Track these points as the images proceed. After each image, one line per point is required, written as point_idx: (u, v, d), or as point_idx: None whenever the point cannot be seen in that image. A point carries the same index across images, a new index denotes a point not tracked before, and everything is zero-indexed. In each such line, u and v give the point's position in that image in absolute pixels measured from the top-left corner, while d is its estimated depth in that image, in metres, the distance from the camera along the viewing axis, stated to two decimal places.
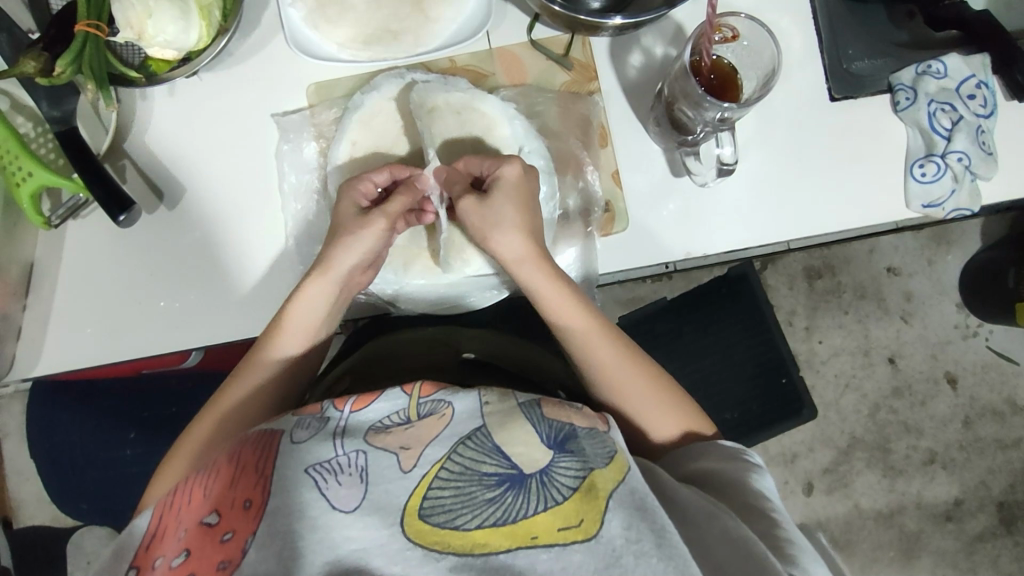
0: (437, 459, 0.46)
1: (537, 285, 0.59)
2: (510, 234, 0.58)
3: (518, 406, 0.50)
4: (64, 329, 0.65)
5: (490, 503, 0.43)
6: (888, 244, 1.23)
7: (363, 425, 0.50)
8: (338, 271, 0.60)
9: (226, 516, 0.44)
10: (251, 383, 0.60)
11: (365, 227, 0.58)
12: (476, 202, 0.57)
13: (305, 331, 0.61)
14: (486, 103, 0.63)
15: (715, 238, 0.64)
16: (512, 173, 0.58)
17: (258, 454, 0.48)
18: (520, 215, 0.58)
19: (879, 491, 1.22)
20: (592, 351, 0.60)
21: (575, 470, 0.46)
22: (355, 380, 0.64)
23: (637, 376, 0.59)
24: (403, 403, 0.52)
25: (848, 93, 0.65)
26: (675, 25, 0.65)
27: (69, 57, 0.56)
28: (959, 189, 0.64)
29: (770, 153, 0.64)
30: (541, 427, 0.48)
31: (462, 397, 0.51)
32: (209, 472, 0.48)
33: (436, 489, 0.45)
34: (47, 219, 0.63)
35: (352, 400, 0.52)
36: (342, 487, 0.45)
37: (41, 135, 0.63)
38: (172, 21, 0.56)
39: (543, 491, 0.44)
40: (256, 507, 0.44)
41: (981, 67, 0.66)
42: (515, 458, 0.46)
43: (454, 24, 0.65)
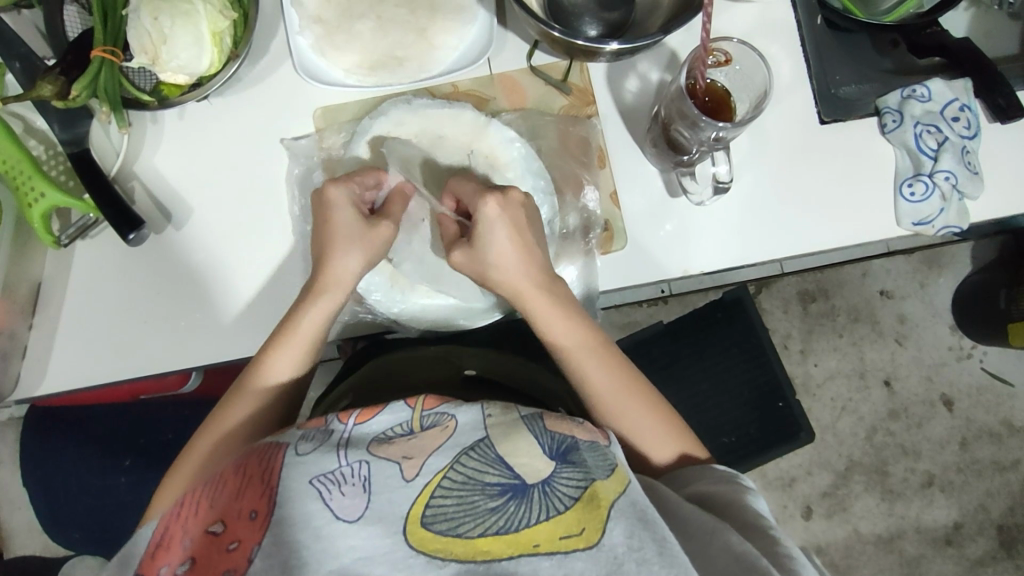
0: (440, 468, 0.47)
1: (539, 310, 0.61)
2: (508, 264, 0.59)
3: (521, 418, 0.51)
4: (69, 348, 0.65)
5: (493, 511, 0.44)
6: (880, 267, 1.25)
7: (368, 436, 0.50)
8: (346, 277, 0.60)
9: (233, 526, 0.45)
10: (246, 407, 0.60)
11: (371, 236, 0.59)
12: (467, 250, 0.59)
13: (311, 343, 0.61)
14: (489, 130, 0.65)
15: (711, 256, 0.65)
16: (490, 211, 0.58)
17: (262, 466, 0.48)
18: (513, 246, 0.59)
19: (879, 515, 1.22)
20: (597, 376, 0.60)
21: (577, 480, 0.46)
22: (358, 398, 0.65)
23: (642, 400, 0.60)
24: (407, 416, 0.52)
25: (837, 116, 0.67)
26: (669, 52, 0.67)
27: (85, 81, 0.59)
28: (947, 207, 0.65)
29: (763, 174, 0.66)
30: (542, 438, 0.49)
31: (465, 409, 0.52)
32: (216, 483, 0.48)
33: (438, 497, 0.45)
34: (57, 238, 0.63)
35: (356, 413, 0.52)
36: (346, 497, 0.45)
37: (53, 157, 0.64)
38: (184, 46, 0.58)
39: (546, 500, 0.45)
40: (261, 517, 0.45)
41: (964, 91, 0.68)
42: (519, 468, 0.46)
43: (455, 51, 0.67)
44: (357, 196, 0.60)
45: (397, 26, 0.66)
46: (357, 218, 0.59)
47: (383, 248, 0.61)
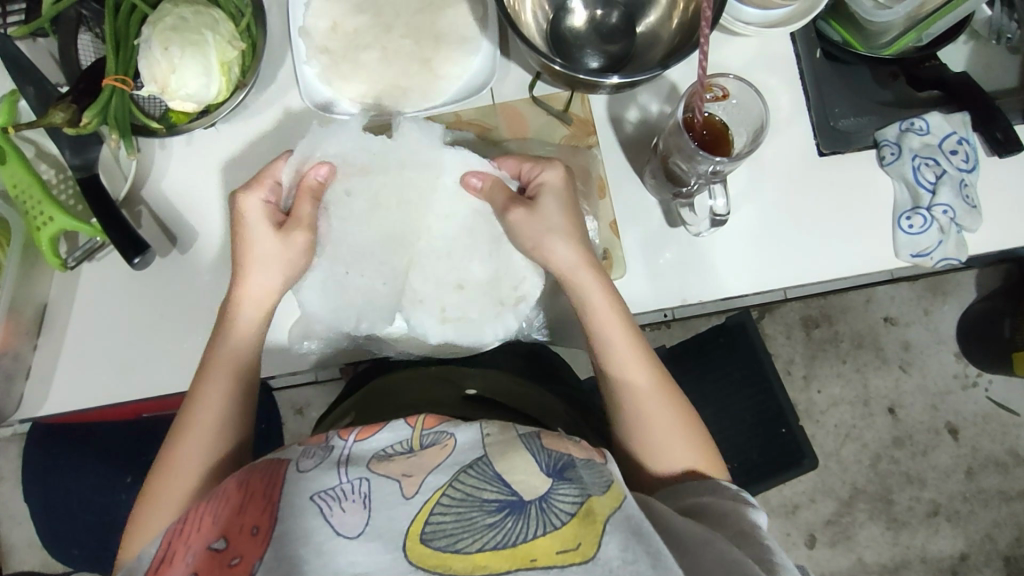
0: (439, 485, 0.46)
1: (593, 294, 0.61)
2: (566, 241, 0.60)
3: (518, 437, 0.51)
4: (73, 369, 0.66)
5: (491, 527, 0.44)
6: (884, 294, 1.25)
7: (367, 453, 0.51)
8: (253, 290, 0.61)
9: (236, 540, 0.45)
10: (196, 440, 0.58)
11: (291, 252, 0.61)
12: (527, 211, 0.60)
13: (237, 363, 0.61)
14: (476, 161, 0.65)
15: (714, 286, 0.66)
16: (554, 176, 0.61)
17: (266, 481, 0.49)
18: (567, 222, 0.61)
19: (884, 544, 1.20)
20: (633, 379, 0.61)
21: (573, 495, 0.46)
22: (359, 414, 0.65)
23: (670, 409, 0.61)
24: (407, 434, 0.52)
25: (836, 148, 0.68)
26: (669, 84, 0.68)
27: (96, 109, 0.60)
28: (946, 239, 0.66)
29: (762, 206, 0.67)
30: (539, 455, 0.49)
31: (464, 428, 0.52)
32: (218, 500, 0.49)
33: (437, 514, 0.45)
34: (64, 260, 0.64)
35: (356, 431, 0.53)
36: (347, 513, 0.45)
37: (63, 181, 0.66)
38: (193, 76, 0.59)
39: (543, 516, 0.44)
40: (264, 532, 0.45)
41: (962, 125, 0.69)
42: (516, 484, 0.46)
43: (458, 81, 0.68)
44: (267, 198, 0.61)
45: (403, 57, 0.68)
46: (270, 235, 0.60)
47: (304, 257, 0.61)
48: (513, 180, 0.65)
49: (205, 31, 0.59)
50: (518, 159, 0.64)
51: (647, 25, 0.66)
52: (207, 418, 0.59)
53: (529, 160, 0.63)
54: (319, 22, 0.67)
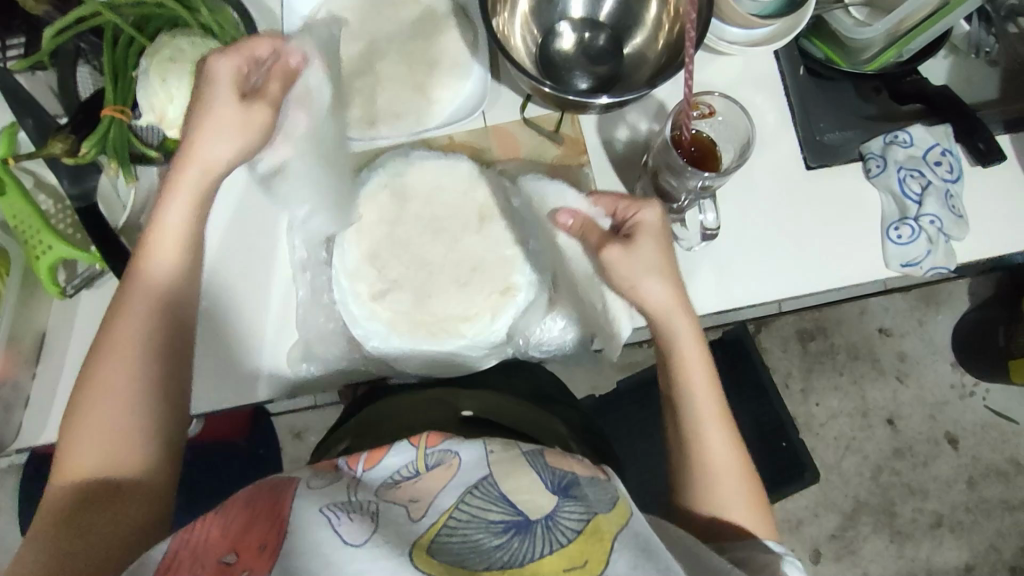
0: (445, 507, 0.46)
1: (683, 337, 0.59)
2: (660, 280, 0.57)
3: (523, 454, 0.52)
4: (70, 397, 0.66)
5: (497, 549, 0.43)
6: (878, 305, 1.26)
7: (375, 480, 0.50)
8: (203, 157, 0.56)
9: (243, 555, 0.44)
10: (124, 339, 0.54)
11: (248, 130, 0.56)
12: (622, 248, 0.57)
13: (180, 246, 0.57)
14: (567, 198, 0.64)
15: (709, 301, 0.66)
16: (653, 218, 0.58)
17: (275, 499, 0.48)
18: (662, 261, 0.58)
19: (889, 557, 1.20)
20: (709, 438, 0.59)
21: (580, 513, 0.46)
22: (354, 439, 0.63)
23: (740, 473, 0.59)
24: (412, 455, 0.51)
25: (824, 161, 0.69)
26: (657, 104, 0.70)
27: (95, 139, 0.61)
28: (934, 249, 0.66)
29: (751, 221, 0.68)
30: (545, 474, 0.49)
31: (468, 446, 0.51)
32: (222, 510, 0.47)
33: (444, 535, 0.44)
34: (63, 287, 0.66)
35: (363, 458, 0.52)
36: (354, 523, 0.44)
37: (62, 211, 0.67)
38: (189, 105, 0.61)
39: (549, 534, 0.44)
40: (271, 549, 0.44)
41: (944, 136, 0.70)
42: (521, 504, 0.46)
43: (449, 104, 0.69)
44: (241, 69, 0.56)
45: (396, 82, 0.69)
46: (230, 98, 0.55)
47: (262, 134, 0.57)
48: (606, 217, 0.61)
49: (201, 61, 0.60)
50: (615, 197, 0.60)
51: (634, 47, 0.68)
52: (134, 323, 0.55)
53: (626, 198, 0.60)
54: None
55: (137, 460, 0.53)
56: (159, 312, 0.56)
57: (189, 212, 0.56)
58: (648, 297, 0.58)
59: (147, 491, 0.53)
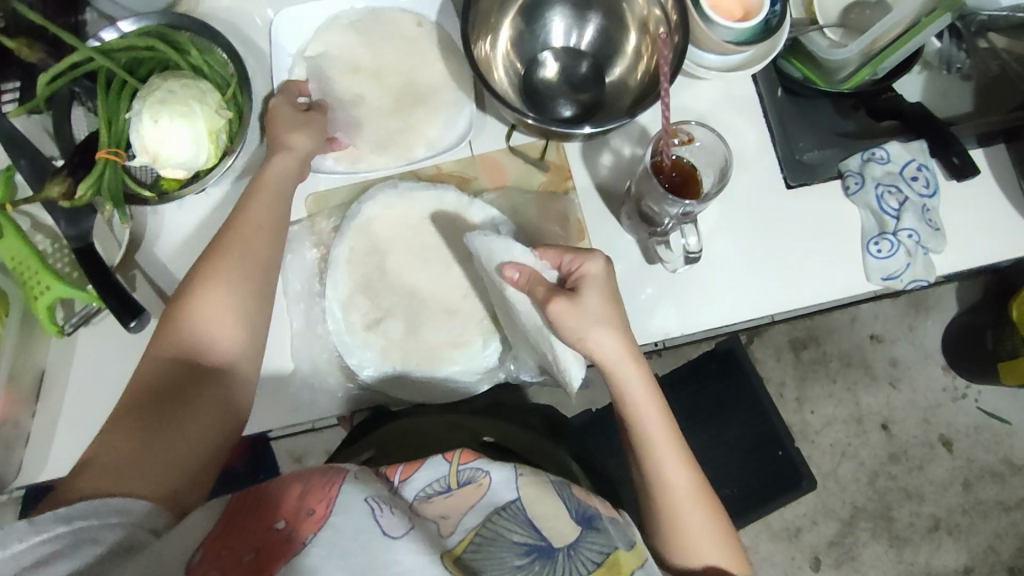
0: (473, 526, 0.50)
1: (634, 387, 0.60)
2: (607, 332, 0.58)
3: (552, 482, 0.53)
4: (70, 434, 0.67)
5: (519, 569, 0.48)
6: (868, 312, 1.27)
7: (409, 496, 0.52)
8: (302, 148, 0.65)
9: (286, 509, 0.47)
10: (225, 270, 0.59)
11: (308, 125, 0.66)
12: (568, 300, 0.57)
13: (279, 189, 0.64)
14: (514, 252, 0.60)
15: (695, 320, 0.68)
16: (597, 270, 0.60)
17: (321, 471, 0.51)
18: (610, 313, 0.59)
19: (888, 562, 1.21)
20: (672, 481, 0.59)
21: (600, 546, 0.50)
22: (377, 453, 0.66)
23: (704, 511, 0.60)
24: (444, 470, 0.53)
25: (803, 180, 0.71)
26: (639, 129, 0.71)
27: (89, 181, 0.62)
28: (913, 262, 0.68)
29: (736, 241, 0.69)
30: (570, 501, 0.53)
31: (498, 465, 0.53)
32: (277, 479, 0.50)
33: (471, 551, 0.48)
34: (61, 327, 0.66)
35: (400, 469, 0.53)
36: (393, 517, 0.47)
37: (58, 250, 0.68)
38: (183, 144, 0.62)
39: (570, 562, 0.49)
40: (320, 513, 0.47)
41: (920, 152, 0.72)
42: (545, 530, 0.50)
43: (437, 136, 0.71)
44: (294, 102, 0.68)
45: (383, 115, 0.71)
46: (295, 112, 0.67)
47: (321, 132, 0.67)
48: (551, 270, 0.62)
49: (193, 101, 0.62)
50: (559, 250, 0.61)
51: (614, 76, 0.70)
52: (242, 262, 0.60)
53: (570, 252, 0.61)
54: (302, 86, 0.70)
55: (209, 373, 0.58)
56: (260, 256, 0.61)
57: (284, 170, 0.64)
58: (597, 351, 0.58)
59: (208, 419, 0.57)
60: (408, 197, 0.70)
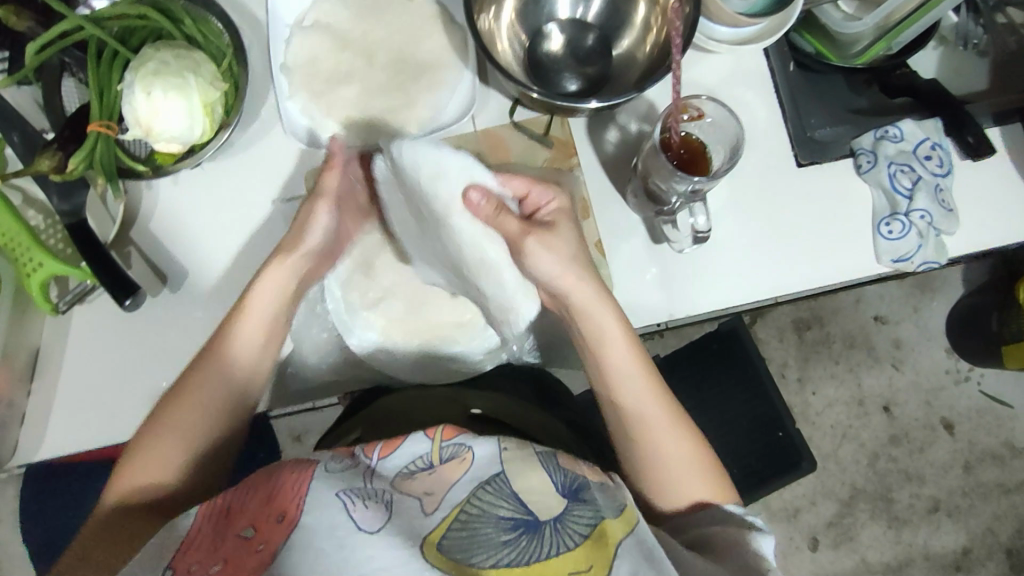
0: (457, 502, 0.46)
1: (606, 324, 0.59)
2: (573, 268, 0.59)
3: (536, 455, 0.51)
4: (65, 413, 0.66)
5: (505, 545, 0.44)
6: (872, 294, 1.26)
7: (390, 473, 0.50)
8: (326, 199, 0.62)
9: (263, 528, 0.45)
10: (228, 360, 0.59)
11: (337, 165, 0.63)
12: (538, 231, 0.58)
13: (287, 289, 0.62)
14: (476, 174, 0.56)
15: (701, 300, 0.67)
16: (560, 206, 0.61)
17: (294, 474, 0.49)
18: (576, 252, 0.60)
19: (886, 542, 1.21)
20: (649, 418, 0.59)
21: (588, 518, 0.47)
22: (366, 430, 0.63)
23: (684, 445, 0.59)
24: (426, 448, 0.51)
25: (814, 158, 0.69)
26: (647, 104, 0.69)
27: (81, 154, 0.61)
28: (925, 243, 0.67)
29: (744, 220, 0.68)
30: (555, 474, 0.50)
31: (481, 441, 0.51)
32: (244, 485, 0.49)
33: (454, 529, 0.45)
34: (55, 304, 0.66)
35: (380, 446, 0.52)
36: (369, 509, 0.45)
37: (51, 225, 0.66)
38: (176, 117, 0.60)
39: (557, 536, 0.45)
40: (288, 519, 0.45)
41: (935, 130, 0.71)
42: (531, 504, 0.47)
43: (438, 110, 0.69)
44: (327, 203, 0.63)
45: (383, 88, 0.69)
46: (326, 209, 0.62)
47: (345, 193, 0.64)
48: (515, 200, 0.61)
49: (187, 73, 0.60)
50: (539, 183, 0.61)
51: (622, 49, 0.67)
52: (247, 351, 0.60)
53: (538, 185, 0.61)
54: (299, 57, 0.68)
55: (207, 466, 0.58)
56: (260, 342, 0.61)
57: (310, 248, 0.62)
58: (564, 285, 0.59)
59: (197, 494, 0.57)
60: None
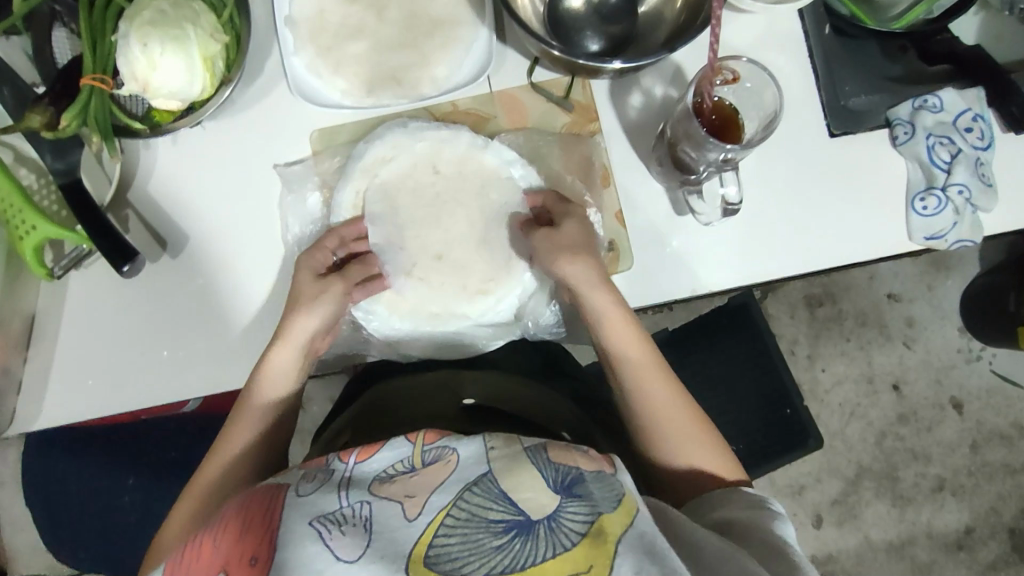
0: (442, 506, 0.45)
1: (603, 309, 0.60)
2: (583, 262, 0.60)
3: (524, 451, 0.49)
4: (63, 381, 0.64)
5: (498, 550, 0.42)
6: (887, 270, 1.23)
7: (368, 476, 0.49)
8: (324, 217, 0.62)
9: (234, 574, 0.43)
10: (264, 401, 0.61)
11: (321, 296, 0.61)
12: (547, 233, 0.61)
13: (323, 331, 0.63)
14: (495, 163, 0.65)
15: (724, 276, 0.64)
16: (579, 213, 0.62)
17: (264, 510, 0.47)
18: (587, 245, 0.61)
19: (890, 521, 1.21)
20: (649, 394, 0.60)
21: (584, 514, 0.44)
22: (356, 434, 0.63)
23: (687, 417, 0.60)
24: (408, 451, 0.51)
25: (848, 128, 0.65)
26: (673, 67, 0.65)
27: (75, 109, 0.57)
28: (960, 221, 0.64)
29: (771, 192, 0.65)
30: (547, 471, 0.47)
31: (466, 442, 0.51)
32: (217, 526, 0.47)
33: (441, 537, 0.43)
34: (51, 269, 0.62)
35: (356, 452, 0.52)
36: (346, 536, 0.44)
37: (45, 186, 0.63)
38: (176, 72, 0.56)
39: (551, 537, 0.42)
40: (263, 563, 0.43)
41: (976, 101, 0.66)
42: (523, 503, 0.44)
43: (450, 69, 0.65)
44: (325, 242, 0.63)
45: (392, 44, 0.64)
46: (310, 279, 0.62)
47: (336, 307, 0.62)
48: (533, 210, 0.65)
49: (186, 24, 0.56)
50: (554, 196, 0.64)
51: (649, 6, 0.63)
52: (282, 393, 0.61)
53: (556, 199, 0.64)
54: (305, 10, 0.64)
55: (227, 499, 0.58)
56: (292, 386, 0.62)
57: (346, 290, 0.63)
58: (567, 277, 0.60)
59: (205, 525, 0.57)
60: (420, 134, 0.64)
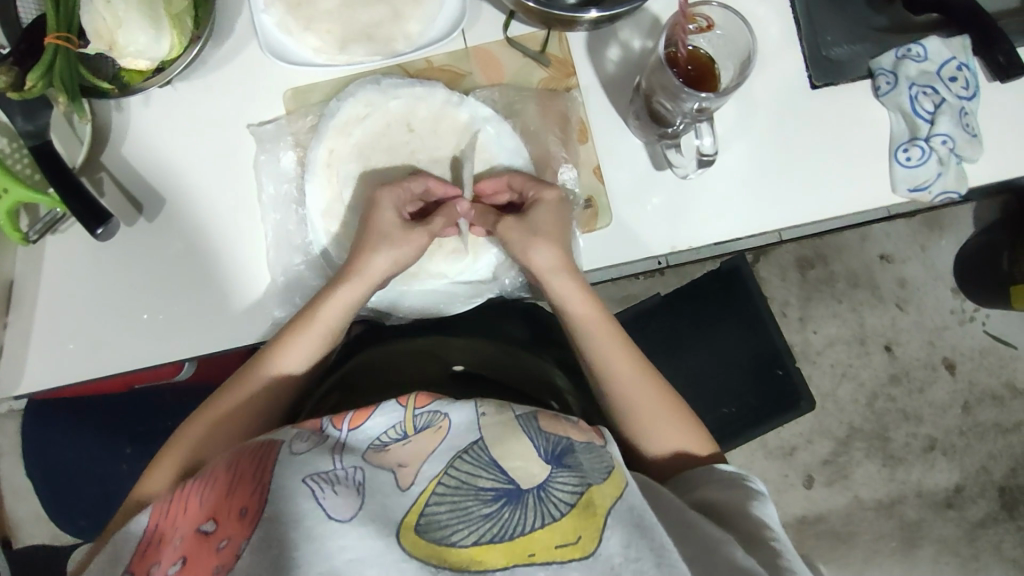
0: (434, 474, 0.45)
1: (568, 296, 0.61)
2: (547, 246, 0.60)
3: (517, 419, 0.49)
4: (44, 345, 0.64)
5: (487, 518, 0.42)
6: (879, 231, 1.23)
7: (362, 444, 0.48)
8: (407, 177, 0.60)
9: (223, 524, 0.44)
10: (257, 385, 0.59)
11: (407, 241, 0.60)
12: (517, 221, 0.60)
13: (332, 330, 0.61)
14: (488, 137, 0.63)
15: (705, 232, 0.63)
16: (552, 198, 0.61)
17: (255, 464, 0.47)
18: (556, 231, 0.60)
19: (880, 480, 1.22)
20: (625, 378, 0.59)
21: (573, 484, 0.45)
22: (345, 393, 0.62)
23: (656, 398, 0.59)
24: (400, 416, 0.49)
25: (829, 78, 0.65)
26: (651, 19, 0.64)
27: (39, 72, 0.55)
28: (945, 172, 0.63)
29: (751, 146, 0.64)
30: (538, 440, 0.47)
31: (459, 407, 0.49)
32: (208, 479, 0.48)
33: (432, 505, 0.43)
34: (25, 234, 0.62)
35: (349, 417, 0.49)
36: (339, 496, 0.43)
37: (16, 150, 0.62)
38: (142, 31, 0.56)
39: (541, 506, 0.43)
40: (251, 515, 0.44)
41: (962, 49, 0.65)
42: (512, 471, 0.44)
43: (424, 25, 0.64)
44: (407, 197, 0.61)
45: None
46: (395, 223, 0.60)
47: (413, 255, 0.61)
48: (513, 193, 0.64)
49: None
50: (524, 176, 0.62)
51: None
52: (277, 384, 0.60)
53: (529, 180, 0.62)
54: None
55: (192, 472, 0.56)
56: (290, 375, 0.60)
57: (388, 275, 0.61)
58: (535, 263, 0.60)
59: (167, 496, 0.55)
60: (393, 91, 0.63)
